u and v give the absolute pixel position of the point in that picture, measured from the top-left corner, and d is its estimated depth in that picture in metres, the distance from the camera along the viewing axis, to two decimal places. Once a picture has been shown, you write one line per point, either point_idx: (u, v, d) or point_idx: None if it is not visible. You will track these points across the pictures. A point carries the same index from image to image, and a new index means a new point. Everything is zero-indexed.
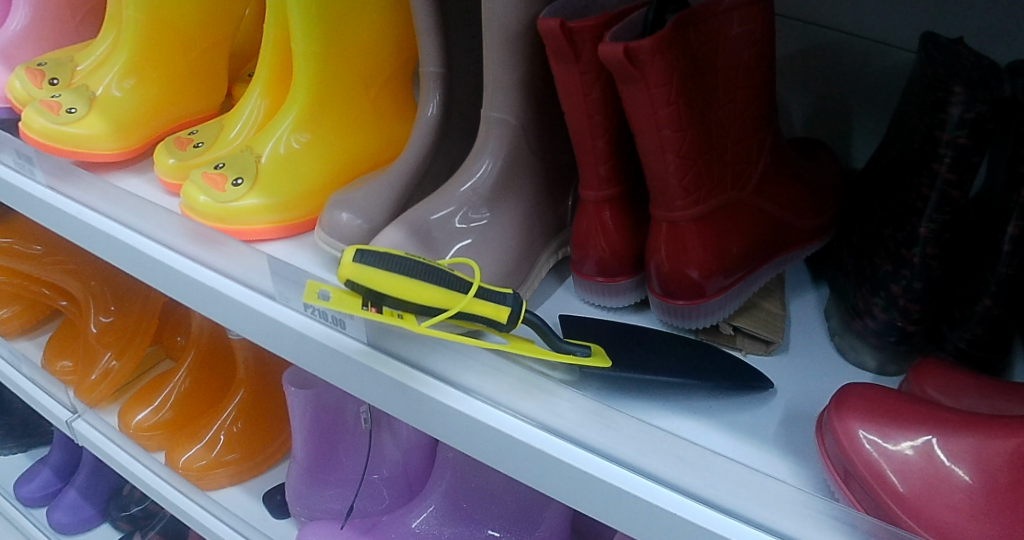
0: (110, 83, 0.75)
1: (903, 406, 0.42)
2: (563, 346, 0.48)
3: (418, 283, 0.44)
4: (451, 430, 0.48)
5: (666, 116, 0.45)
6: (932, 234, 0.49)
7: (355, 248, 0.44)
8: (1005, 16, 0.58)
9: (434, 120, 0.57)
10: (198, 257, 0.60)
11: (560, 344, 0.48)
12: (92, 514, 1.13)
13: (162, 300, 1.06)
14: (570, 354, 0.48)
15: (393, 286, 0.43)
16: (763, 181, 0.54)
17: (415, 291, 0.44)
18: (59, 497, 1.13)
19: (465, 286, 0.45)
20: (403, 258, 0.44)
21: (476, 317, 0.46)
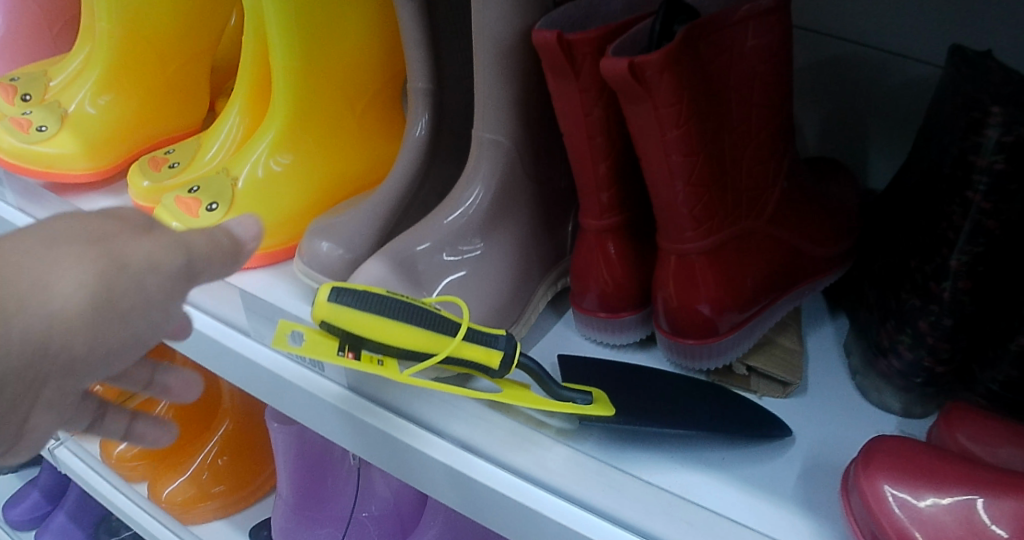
0: (83, 99, 0.71)
1: (939, 464, 0.37)
2: (562, 393, 0.44)
3: (402, 325, 0.40)
4: (439, 484, 0.44)
5: (676, 138, 0.41)
6: (964, 266, 0.44)
7: (330, 287, 0.40)
8: None
9: (423, 141, 0.53)
10: None
11: (558, 392, 0.44)
12: None
13: None
14: (570, 402, 0.43)
15: (374, 328, 0.39)
16: (780, 208, 0.50)
17: (400, 333, 0.40)
18: (47, 521, 1.08)
19: (453, 327, 0.42)
20: (384, 297, 0.41)
21: (466, 360, 0.42)
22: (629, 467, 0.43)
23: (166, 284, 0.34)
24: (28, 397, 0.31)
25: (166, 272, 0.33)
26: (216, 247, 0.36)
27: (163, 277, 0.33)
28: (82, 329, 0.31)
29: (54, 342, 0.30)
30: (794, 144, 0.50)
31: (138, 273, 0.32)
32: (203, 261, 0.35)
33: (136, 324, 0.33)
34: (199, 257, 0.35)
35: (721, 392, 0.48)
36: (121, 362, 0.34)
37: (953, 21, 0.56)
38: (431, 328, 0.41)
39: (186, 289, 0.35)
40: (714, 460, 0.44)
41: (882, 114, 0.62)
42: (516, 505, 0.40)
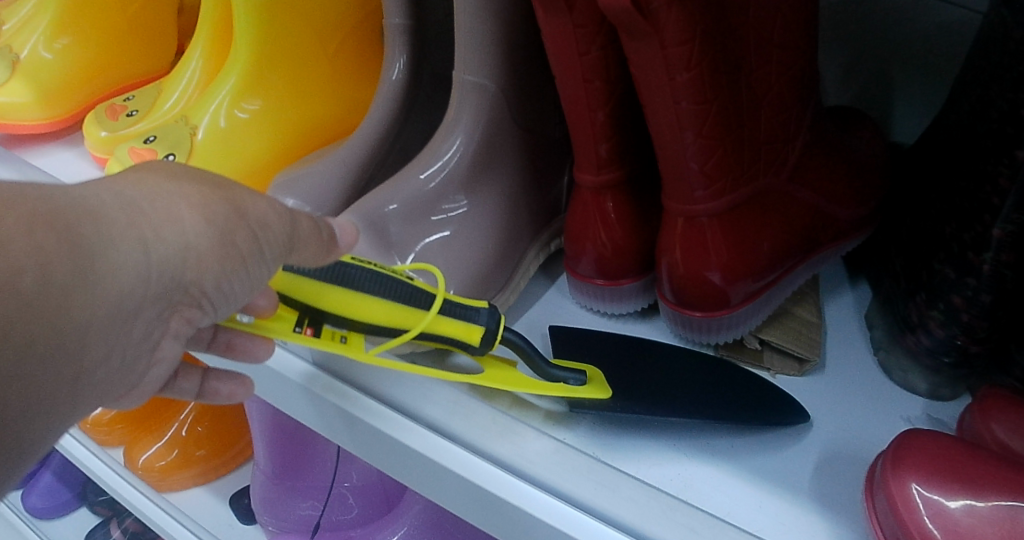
0: (36, 44, 0.65)
1: (979, 465, 0.32)
2: (553, 373, 0.40)
3: (368, 299, 0.36)
4: (413, 472, 0.40)
5: (685, 83, 0.35)
6: (1008, 237, 0.38)
7: None
8: None
9: (399, 85, 0.47)
10: None
11: (549, 371, 0.40)
12: (69, 498, 0.99)
13: None
14: (561, 384, 0.40)
15: (337, 301, 0.35)
16: (801, 164, 0.44)
17: (363, 308, 0.35)
18: (32, 480, 1.00)
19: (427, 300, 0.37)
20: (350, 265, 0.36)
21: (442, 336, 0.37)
22: (622, 462, 0.39)
23: (285, 241, 0.33)
24: (145, 324, 0.31)
25: (282, 229, 0.33)
26: (320, 232, 0.35)
27: (280, 237, 0.33)
28: (198, 265, 0.31)
29: (171, 271, 0.30)
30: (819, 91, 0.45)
31: (262, 224, 0.32)
32: (306, 234, 0.34)
33: (248, 270, 0.33)
34: (306, 233, 0.34)
35: (737, 374, 0.43)
36: (224, 305, 0.34)
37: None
38: (403, 301, 0.36)
39: (294, 255, 0.34)
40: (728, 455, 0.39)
41: (912, 60, 0.56)
42: (494, 498, 0.36)
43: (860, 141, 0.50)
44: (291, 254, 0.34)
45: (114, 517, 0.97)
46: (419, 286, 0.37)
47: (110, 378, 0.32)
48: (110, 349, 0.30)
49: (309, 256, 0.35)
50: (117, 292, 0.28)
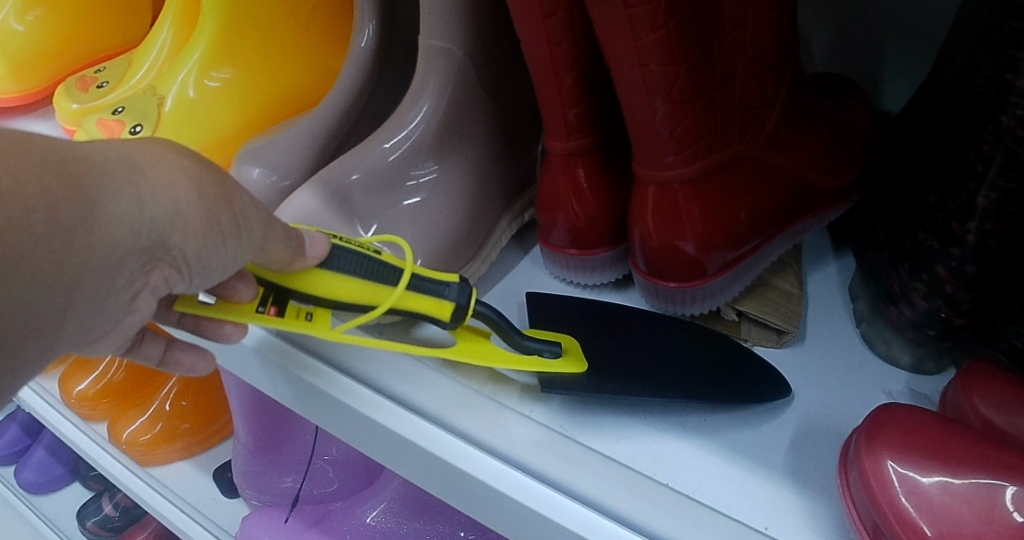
0: (8, 15, 0.63)
1: (955, 439, 0.31)
2: (527, 346, 0.39)
3: (335, 277, 0.35)
4: (382, 446, 0.39)
5: (652, 44, 0.34)
6: (993, 206, 0.37)
7: None
8: None
9: (369, 52, 0.46)
10: None
11: (523, 344, 0.39)
12: (61, 473, 0.99)
13: None
14: (537, 357, 0.39)
15: (300, 279, 0.35)
16: (780, 130, 0.43)
17: (329, 286, 0.35)
18: (25, 456, 1.00)
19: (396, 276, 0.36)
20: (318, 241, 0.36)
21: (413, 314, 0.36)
22: (592, 437, 0.38)
23: (268, 231, 0.33)
24: (125, 282, 0.31)
25: (267, 217, 0.33)
26: (288, 242, 0.34)
27: (265, 226, 0.33)
28: (185, 234, 0.31)
29: (155, 233, 0.30)
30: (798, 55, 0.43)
31: (249, 209, 0.33)
32: (287, 232, 0.34)
33: (231, 251, 0.32)
34: (284, 233, 0.34)
35: (711, 341, 0.43)
36: (200, 283, 0.33)
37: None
38: (369, 277, 0.35)
39: (273, 252, 0.34)
40: (699, 428, 0.38)
41: (901, 27, 0.54)
42: (458, 471, 0.36)
43: (843, 109, 0.48)
44: (264, 251, 0.34)
45: (106, 492, 0.96)
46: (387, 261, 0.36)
47: (79, 331, 0.31)
48: (86, 299, 0.29)
49: (284, 261, 0.34)
50: (102, 241, 0.28)
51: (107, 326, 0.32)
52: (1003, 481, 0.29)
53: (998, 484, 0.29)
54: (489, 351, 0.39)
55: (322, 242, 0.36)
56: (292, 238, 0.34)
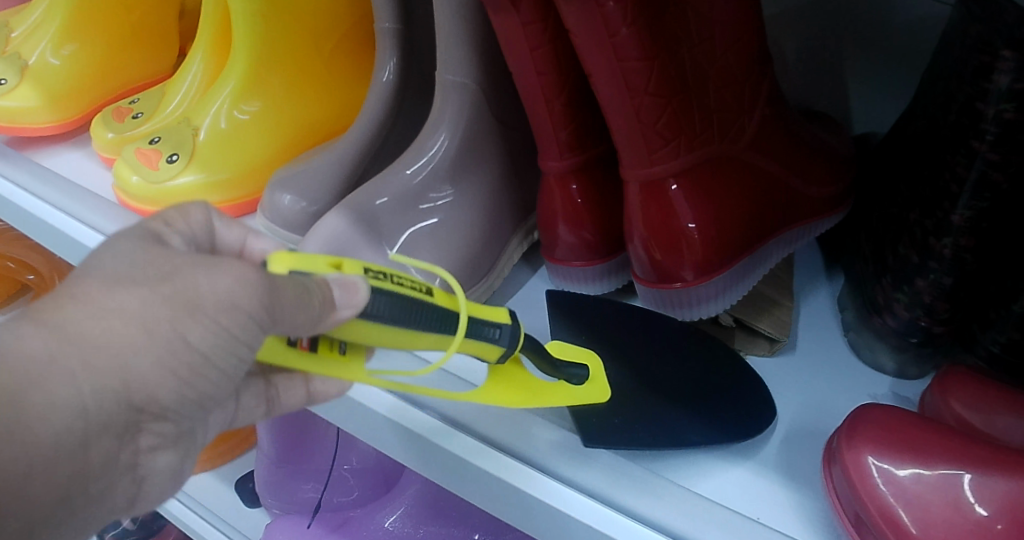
0: (44, 50, 0.67)
1: (928, 435, 0.35)
2: (560, 372, 0.41)
3: (383, 327, 0.32)
4: (403, 448, 0.42)
5: (626, 38, 0.37)
6: (967, 223, 0.40)
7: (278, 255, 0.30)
8: None
9: (390, 86, 0.50)
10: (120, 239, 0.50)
11: (558, 372, 0.41)
12: None
13: None
14: (566, 381, 0.41)
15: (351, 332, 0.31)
16: (762, 135, 0.46)
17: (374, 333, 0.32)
18: None
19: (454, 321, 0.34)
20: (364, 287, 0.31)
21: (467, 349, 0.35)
22: None
23: (253, 326, 0.28)
24: (109, 453, 0.27)
25: (244, 313, 0.27)
26: (306, 299, 0.29)
27: (247, 319, 0.27)
28: (154, 382, 0.27)
29: (118, 393, 0.26)
30: (772, 76, 0.47)
31: (223, 310, 0.27)
32: (285, 308, 0.28)
33: (220, 370, 0.29)
34: (287, 298, 0.28)
35: (702, 334, 0.47)
36: (201, 413, 0.30)
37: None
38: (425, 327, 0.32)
39: (284, 326, 0.29)
40: (699, 424, 0.41)
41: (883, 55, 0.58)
42: (485, 473, 0.38)
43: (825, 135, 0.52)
44: (275, 326, 0.28)
45: None
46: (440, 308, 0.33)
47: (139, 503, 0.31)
48: (64, 502, 0.26)
49: (295, 326, 0.29)
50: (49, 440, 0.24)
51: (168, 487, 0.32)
52: (965, 472, 0.33)
53: (960, 474, 0.33)
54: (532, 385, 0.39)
55: (356, 289, 0.30)
56: (306, 299, 0.29)
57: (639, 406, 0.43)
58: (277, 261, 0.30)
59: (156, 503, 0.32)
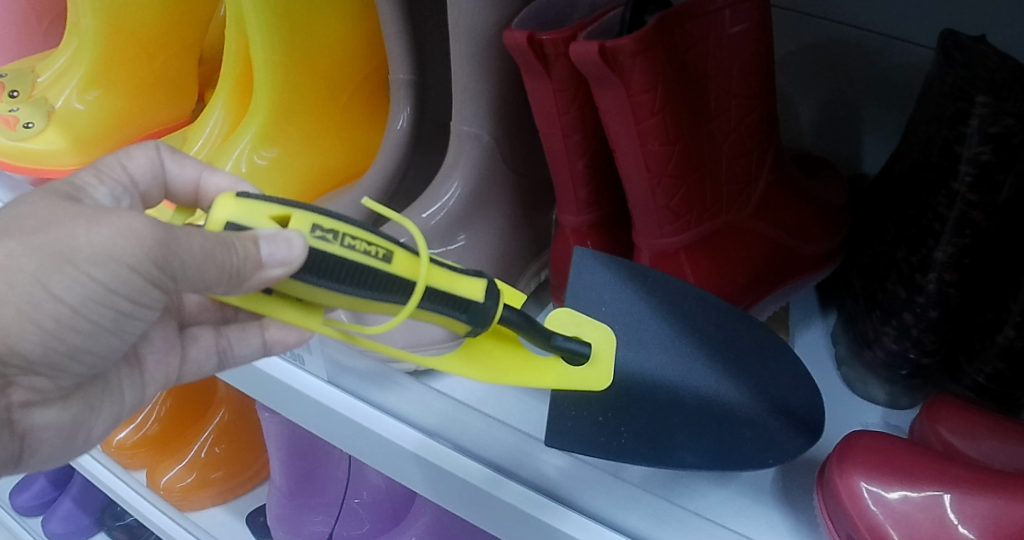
0: (70, 96, 0.70)
1: (914, 458, 0.37)
2: (558, 347, 0.41)
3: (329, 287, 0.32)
4: (415, 477, 0.44)
5: (650, 127, 0.40)
6: (950, 259, 0.43)
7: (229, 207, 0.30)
8: None
9: (404, 133, 0.54)
10: None
11: (554, 348, 0.41)
12: (88, 524, 1.03)
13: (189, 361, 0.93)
14: (566, 354, 0.42)
15: (297, 288, 0.32)
16: (766, 200, 0.49)
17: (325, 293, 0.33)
18: (53, 507, 1.04)
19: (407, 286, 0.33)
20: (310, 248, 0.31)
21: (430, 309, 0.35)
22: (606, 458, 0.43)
23: (135, 279, 0.29)
24: None
25: (123, 266, 0.28)
26: (221, 254, 0.29)
27: (130, 272, 0.29)
28: (20, 334, 0.29)
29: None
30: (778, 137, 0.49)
31: (100, 259, 0.28)
32: (191, 263, 0.29)
33: (90, 325, 0.30)
34: (195, 255, 0.29)
35: (735, 349, 0.45)
36: (76, 369, 0.32)
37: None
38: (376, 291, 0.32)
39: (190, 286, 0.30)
40: (708, 445, 0.41)
41: None
42: (494, 497, 0.40)
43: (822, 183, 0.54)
44: (178, 281, 0.30)
45: None
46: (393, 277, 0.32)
47: (32, 457, 0.36)
48: None
49: (212, 280, 0.30)
50: None
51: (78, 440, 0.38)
52: (944, 491, 0.35)
53: (940, 494, 0.35)
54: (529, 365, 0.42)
55: (287, 248, 0.30)
56: (224, 253, 0.29)
57: (661, 429, 0.42)
58: (221, 205, 0.30)
59: (47, 447, 0.36)
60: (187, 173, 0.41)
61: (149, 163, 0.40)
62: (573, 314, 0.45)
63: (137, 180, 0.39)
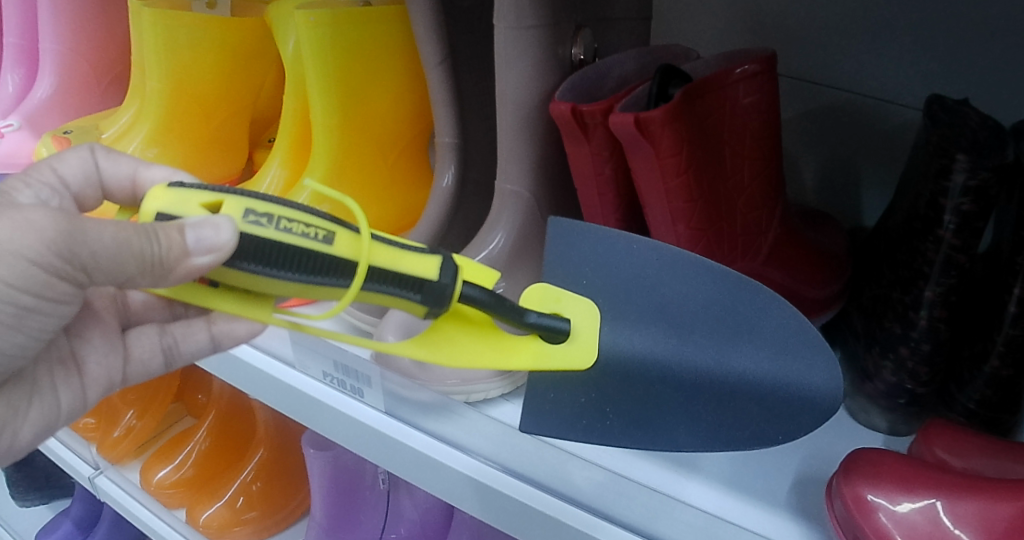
0: (133, 152, 0.77)
1: (911, 471, 0.42)
2: (534, 322, 0.45)
3: (274, 274, 0.37)
4: (464, 496, 0.49)
5: (677, 186, 0.47)
6: (938, 297, 0.48)
7: (155, 197, 0.38)
8: (1008, 84, 0.57)
9: (449, 190, 0.61)
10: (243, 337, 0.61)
11: (529, 323, 0.44)
12: None
13: (242, 411, 1.00)
14: (542, 328, 0.45)
15: (244, 278, 0.38)
16: (776, 250, 0.54)
17: (273, 283, 0.38)
18: None
19: (350, 267, 0.38)
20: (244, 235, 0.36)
21: (384, 289, 0.40)
22: (645, 474, 0.48)
23: (37, 271, 0.37)
24: None
25: (23, 257, 0.36)
26: (144, 243, 0.36)
27: (30, 264, 0.36)
28: None
29: None
30: (783, 194, 0.55)
31: (0, 253, 0.36)
32: (124, 250, 0.36)
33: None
34: (111, 247, 0.36)
35: (733, 322, 0.46)
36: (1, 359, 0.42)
37: (934, 68, 0.59)
38: (322, 274, 0.37)
39: (122, 272, 0.37)
40: (714, 426, 0.46)
41: None
42: (542, 514, 0.45)
43: (823, 235, 0.61)
44: (93, 269, 0.37)
45: None
46: (334, 258, 0.37)
47: None
48: None
49: (146, 267, 0.36)
50: None
51: (3, 440, 0.48)
52: (936, 499, 0.40)
53: (934, 502, 0.40)
54: (504, 342, 0.46)
55: (211, 231, 0.35)
56: (154, 241, 0.35)
57: (655, 413, 0.47)
58: (153, 198, 0.38)
59: None
60: (113, 169, 0.50)
61: (81, 164, 0.50)
62: (552, 291, 0.48)
63: (68, 180, 0.49)
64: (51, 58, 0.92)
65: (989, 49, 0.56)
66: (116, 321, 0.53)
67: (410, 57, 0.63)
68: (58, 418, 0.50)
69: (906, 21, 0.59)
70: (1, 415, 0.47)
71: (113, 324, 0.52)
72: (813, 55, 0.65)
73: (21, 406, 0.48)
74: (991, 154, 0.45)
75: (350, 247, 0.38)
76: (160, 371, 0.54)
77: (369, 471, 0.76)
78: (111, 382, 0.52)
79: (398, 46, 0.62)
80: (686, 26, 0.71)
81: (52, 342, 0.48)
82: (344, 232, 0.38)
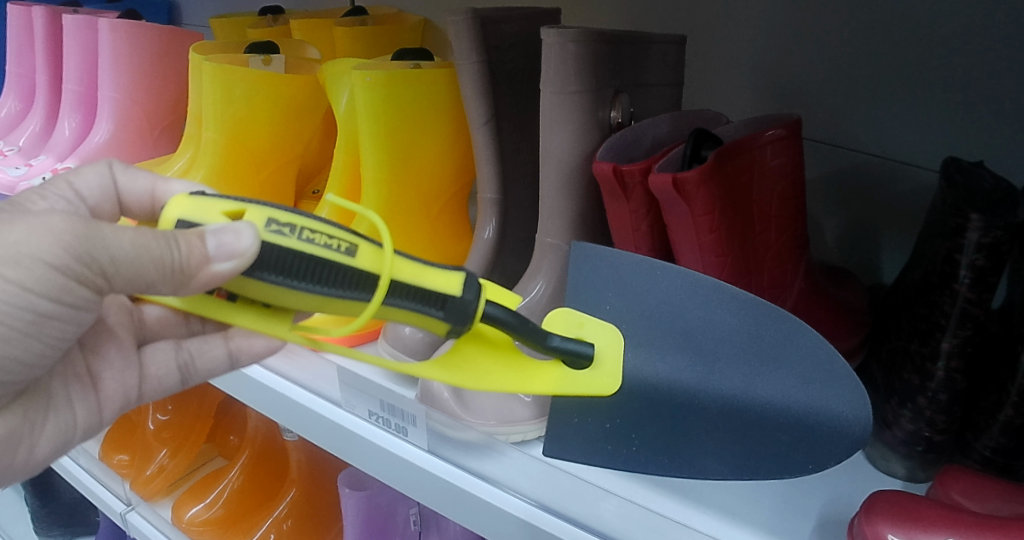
0: None
1: (931, 512, 0.44)
2: (556, 346, 0.49)
3: (297, 290, 0.41)
4: (501, 530, 0.51)
5: (710, 242, 0.50)
6: (955, 348, 0.51)
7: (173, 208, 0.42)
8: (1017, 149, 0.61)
9: (490, 241, 0.66)
10: (288, 376, 0.65)
11: (551, 346, 0.48)
12: None
13: (274, 453, 1.03)
14: (565, 351, 0.49)
15: (263, 293, 0.42)
16: (801, 304, 0.57)
17: (294, 298, 0.42)
18: None
19: (371, 278, 0.42)
20: (265, 243, 0.40)
21: (405, 302, 0.44)
22: (680, 513, 0.51)
23: (55, 275, 0.40)
24: None
25: (41, 261, 0.39)
26: (168, 250, 0.39)
27: (51, 266, 0.39)
28: None
29: None
30: (808, 251, 0.59)
31: (20, 258, 0.39)
32: (145, 255, 0.39)
33: (12, 324, 0.41)
34: (132, 255, 0.39)
35: (758, 348, 0.49)
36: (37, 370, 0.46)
37: (948, 134, 0.63)
38: (345, 285, 0.41)
39: (143, 277, 0.40)
40: (738, 451, 0.49)
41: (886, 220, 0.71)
42: None
43: (845, 289, 0.65)
44: (115, 274, 0.40)
45: None
46: (355, 270, 0.41)
47: None
48: None
49: (167, 273, 0.40)
50: None
51: (20, 456, 0.51)
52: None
53: None
54: (527, 366, 0.50)
55: (230, 237, 0.39)
56: (176, 247, 0.39)
57: (675, 444, 0.50)
58: (176, 205, 0.41)
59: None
60: (140, 184, 0.54)
61: (98, 179, 0.54)
62: (574, 316, 0.52)
63: (82, 192, 0.53)
64: (109, 105, 0.99)
65: (1001, 120, 0.61)
66: (133, 338, 0.56)
67: (455, 113, 0.68)
68: (74, 432, 0.54)
69: (919, 91, 0.64)
70: (19, 427, 0.50)
71: (130, 341, 0.56)
72: (830, 120, 0.69)
73: (37, 421, 0.51)
74: (1002, 215, 0.48)
75: (372, 259, 0.42)
76: (176, 388, 0.57)
77: (400, 513, 0.78)
78: (127, 397, 0.56)
79: (446, 106, 0.67)
80: (710, 90, 0.76)
81: (69, 358, 0.52)
82: (366, 246, 0.42)
